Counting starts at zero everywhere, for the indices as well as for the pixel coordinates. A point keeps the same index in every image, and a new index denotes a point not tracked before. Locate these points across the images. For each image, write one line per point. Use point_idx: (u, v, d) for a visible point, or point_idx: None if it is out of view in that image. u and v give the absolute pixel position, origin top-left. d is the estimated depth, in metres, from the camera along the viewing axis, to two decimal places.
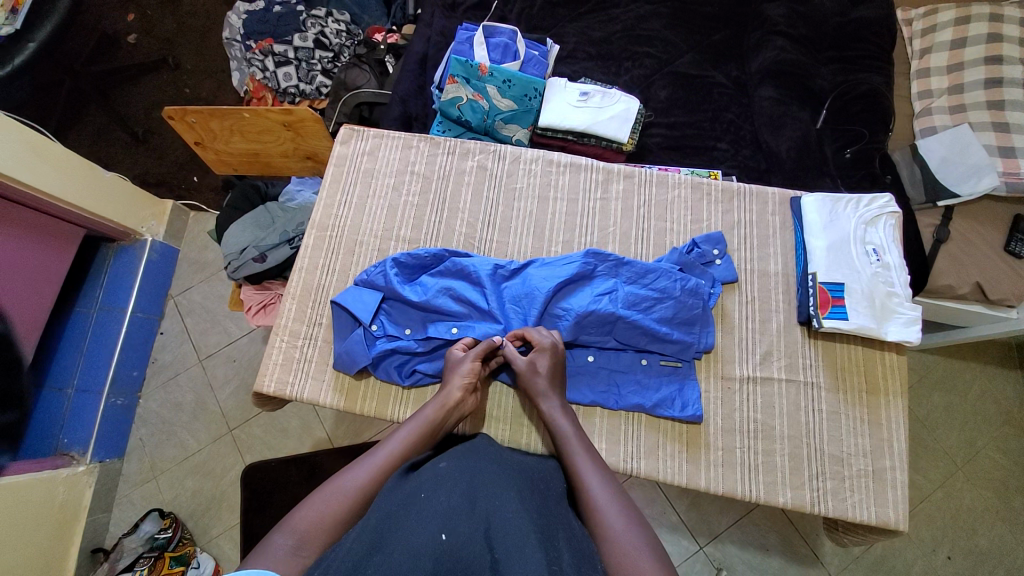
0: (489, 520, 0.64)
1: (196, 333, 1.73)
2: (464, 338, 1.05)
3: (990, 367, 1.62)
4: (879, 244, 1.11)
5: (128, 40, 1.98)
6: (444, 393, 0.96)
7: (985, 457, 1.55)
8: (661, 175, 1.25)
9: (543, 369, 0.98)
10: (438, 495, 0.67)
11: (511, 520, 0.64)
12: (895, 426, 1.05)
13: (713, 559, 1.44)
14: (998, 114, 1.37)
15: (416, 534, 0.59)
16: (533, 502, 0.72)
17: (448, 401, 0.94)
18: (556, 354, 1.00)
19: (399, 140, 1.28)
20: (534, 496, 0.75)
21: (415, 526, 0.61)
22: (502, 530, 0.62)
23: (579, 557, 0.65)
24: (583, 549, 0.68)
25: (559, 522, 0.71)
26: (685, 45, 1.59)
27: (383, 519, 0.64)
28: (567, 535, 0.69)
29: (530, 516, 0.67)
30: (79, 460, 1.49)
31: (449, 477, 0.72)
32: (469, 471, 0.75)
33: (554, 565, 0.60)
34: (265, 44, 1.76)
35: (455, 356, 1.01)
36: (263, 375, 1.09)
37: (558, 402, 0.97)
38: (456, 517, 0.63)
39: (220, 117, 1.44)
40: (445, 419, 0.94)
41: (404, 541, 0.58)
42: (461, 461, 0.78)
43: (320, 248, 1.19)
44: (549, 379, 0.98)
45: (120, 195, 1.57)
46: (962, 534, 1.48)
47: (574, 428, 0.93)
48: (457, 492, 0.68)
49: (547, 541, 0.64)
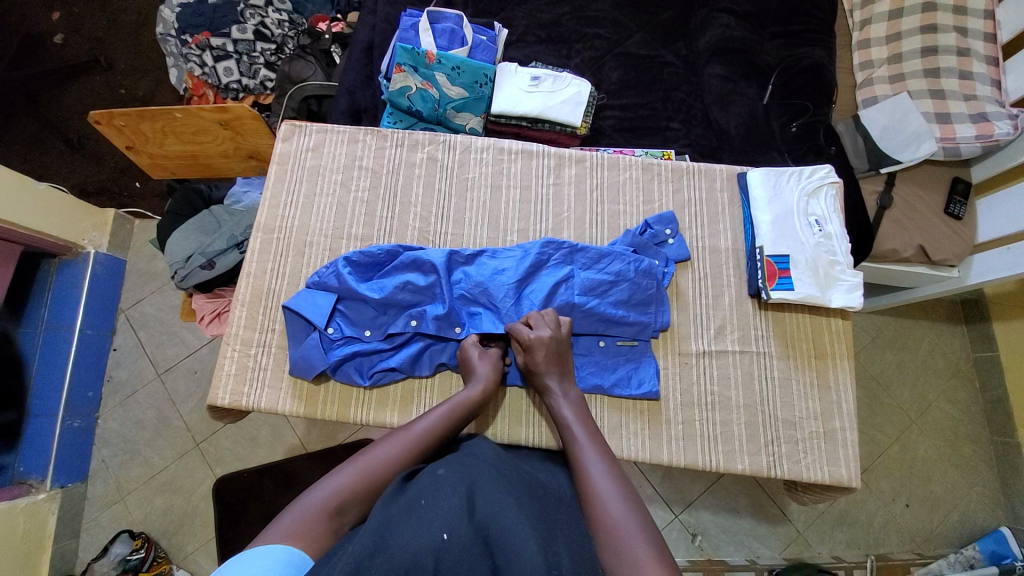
0: (488, 527, 0.61)
1: (153, 346, 1.66)
2: (470, 336, 1.04)
3: (937, 324, 1.71)
4: (822, 215, 1.15)
5: (55, 40, 1.85)
6: (480, 378, 0.97)
7: (936, 409, 1.64)
8: (612, 158, 1.25)
9: (540, 362, 0.96)
10: (438, 499, 0.64)
11: (513, 524, 0.62)
12: (843, 387, 1.10)
13: (688, 526, 1.49)
14: (933, 81, 1.42)
15: (417, 537, 0.57)
16: (533, 506, 0.69)
17: (489, 388, 0.96)
18: (552, 343, 0.97)
19: (344, 135, 1.24)
20: (534, 499, 0.71)
21: (416, 530, 0.59)
22: (502, 537, 0.60)
23: (579, 561, 0.63)
24: (581, 550, 0.65)
25: (557, 526, 0.68)
26: (634, 25, 1.59)
27: (383, 522, 0.61)
28: (567, 539, 0.66)
29: (531, 520, 0.64)
30: (38, 488, 1.43)
31: (448, 482, 0.68)
32: (470, 476, 0.71)
33: (554, 569, 0.58)
34: (201, 38, 1.67)
35: (472, 353, 1.01)
36: (217, 387, 1.06)
37: (563, 394, 0.95)
38: (457, 521, 0.60)
39: (150, 118, 1.36)
40: (478, 406, 0.94)
41: (404, 543, 0.56)
42: (461, 465, 0.74)
43: (267, 251, 1.15)
44: (548, 369, 0.96)
45: (57, 208, 1.48)
46: (918, 483, 1.57)
47: (584, 423, 0.90)
48: (457, 495, 0.65)
49: (546, 546, 0.61)
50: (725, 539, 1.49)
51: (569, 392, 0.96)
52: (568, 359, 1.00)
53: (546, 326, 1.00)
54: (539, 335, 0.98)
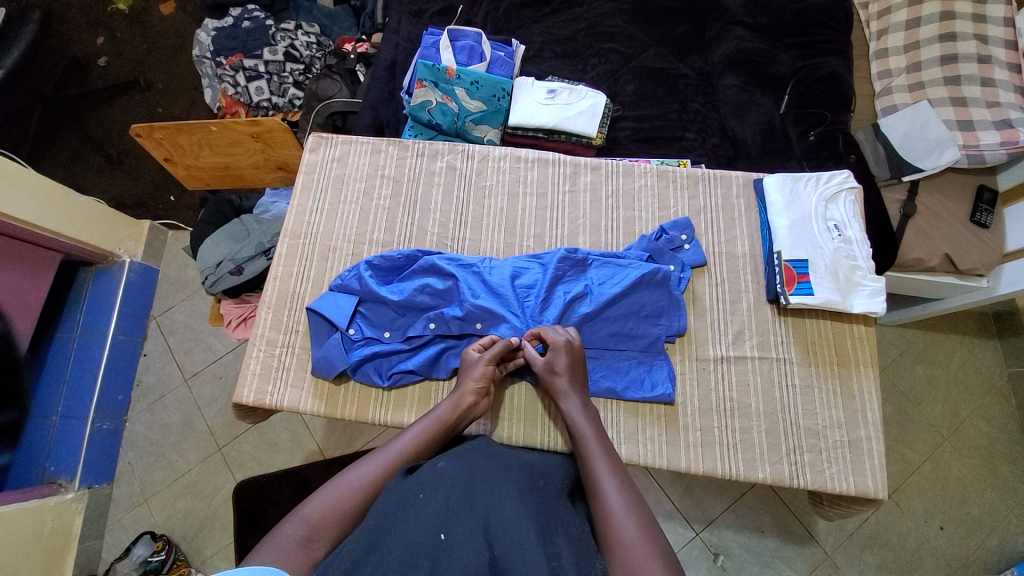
0: (488, 518, 0.62)
1: (180, 352, 1.72)
2: (483, 337, 1.06)
3: (969, 338, 1.65)
4: (841, 220, 1.14)
5: (99, 63, 1.98)
6: (457, 394, 0.95)
7: (970, 426, 1.57)
8: (628, 166, 1.27)
9: (563, 367, 0.97)
10: (436, 493, 0.65)
11: (511, 518, 0.62)
12: (867, 395, 1.07)
13: (710, 545, 1.45)
14: (955, 89, 1.41)
15: (414, 533, 0.58)
16: (532, 499, 0.69)
17: (462, 402, 0.93)
18: (573, 351, 0.99)
19: (368, 145, 1.29)
20: (533, 491, 0.72)
21: (413, 525, 0.60)
22: (501, 527, 0.60)
23: (578, 554, 0.63)
24: (582, 547, 0.65)
25: (556, 521, 0.68)
26: (650, 39, 1.62)
27: (380, 518, 0.63)
28: (567, 533, 0.67)
29: (530, 512, 0.65)
30: (67, 488, 1.47)
31: (448, 475, 0.69)
32: (471, 469, 0.72)
33: (554, 562, 0.58)
34: (235, 59, 1.76)
35: (470, 358, 1.01)
36: (241, 386, 1.09)
37: (580, 400, 0.95)
38: (454, 515, 0.61)
39: (188, 131, 1.44)
40: (459, 420, 0.93)
41: (400, 540, 0.57)
42: (461, 457, 0.76)
43: (294, 255, 1.20)
44: (569, 376, 0.97)
45: (96, 218, 1.56)
46: (952, 503, 1.50)
47: (596, 431, 0.89)
48: (456, 489, 0.66)
49: (545, 537, 0.62)
50: (748, 559, 1.44)
51: (582, 401, 0.95)
52: (583, 370, 1.00)
53: (569, 335, 1.01)
54: (558, 339, 0.99)
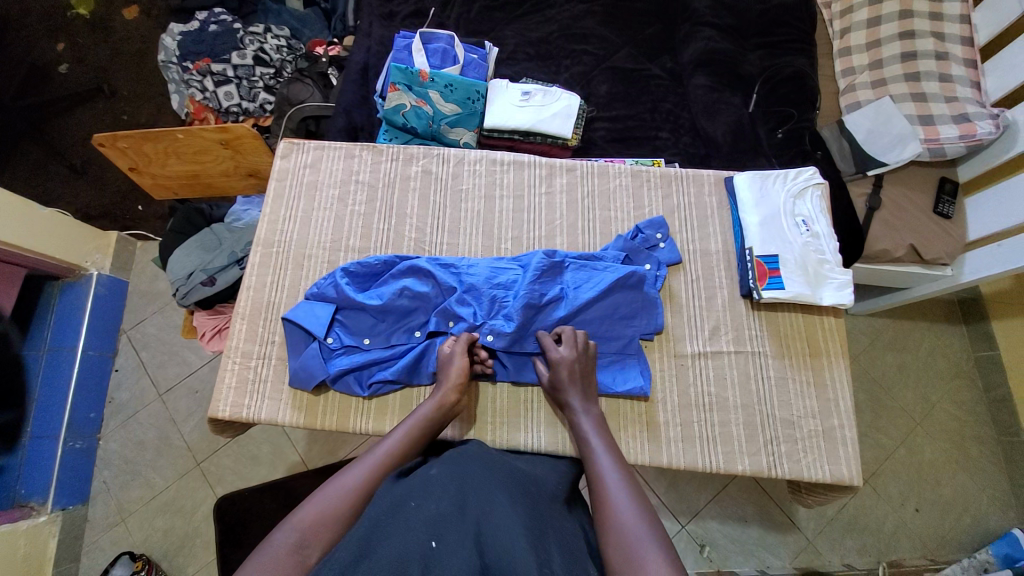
0: (480, 524, 0.62)
1: (154, 366, 1.67)
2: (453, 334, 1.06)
3: (937, 325, 1.72)
4: (809, 215, 1.17)
5: (59, 70, 1.92)
6: (439, 395, 0.96)
7: (940, 411, 1.63)
8: (603, 166, 1.28)
9: (568, 373, 0.99)
10: (427, 501, 0.65)
11: (502, 525, 0.62)
12: (840, 385, 1.10)
13: (695, 537, 1.47)
14: (915, 85, 1.46)
15: (405, 540, 0.58)
16: (523, 506, 0.70)
17: (444, 403, 0.94)
18: (587, 355, 1.02)
19: (342, 150, 1.28)
20: (523, 498, 0.72)
21: (403, 533, 0.59)
22: (492, 533, 0.61)
23: (568, 560, 0.63)
24: (573, 552, 0.66)
25: (546, 526, 0.69)
26: (621, 40, 1.64)
27: (369, 527, 0.62)
28: (557, 539, 0.67)
29: (520, 519, 0.65)
30: (40, 510, 1.42)
31: (438, 482, 0.69)
32: (462, 475, 0.71)
33: (545, 567, 0.58)
34: (202, 64, 1.72)
35: (443, 356, 1.01)
36: (218, 400, 1.07)
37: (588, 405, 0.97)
38: (446, 522, 0.61)
39: (154, 140, 1.40)
40: (442, 419, 0.93)
41: (391, 546, 0.57)
42: (452, 464, 0.75)
43: (267, 264, 1.17)
44: (578, 381, 0.99)
45: (60, 230, 1.51)
46: (927, 486, 1.56)
47: (603, 437, 0.92)
48: (447, 496, 0.66)
49: (536, 543, 0.62)
50: (733, 549, 1.47)
51: (594, 412, 0.96)
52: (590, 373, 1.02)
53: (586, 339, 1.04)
54: (560, 355, 1.00)
